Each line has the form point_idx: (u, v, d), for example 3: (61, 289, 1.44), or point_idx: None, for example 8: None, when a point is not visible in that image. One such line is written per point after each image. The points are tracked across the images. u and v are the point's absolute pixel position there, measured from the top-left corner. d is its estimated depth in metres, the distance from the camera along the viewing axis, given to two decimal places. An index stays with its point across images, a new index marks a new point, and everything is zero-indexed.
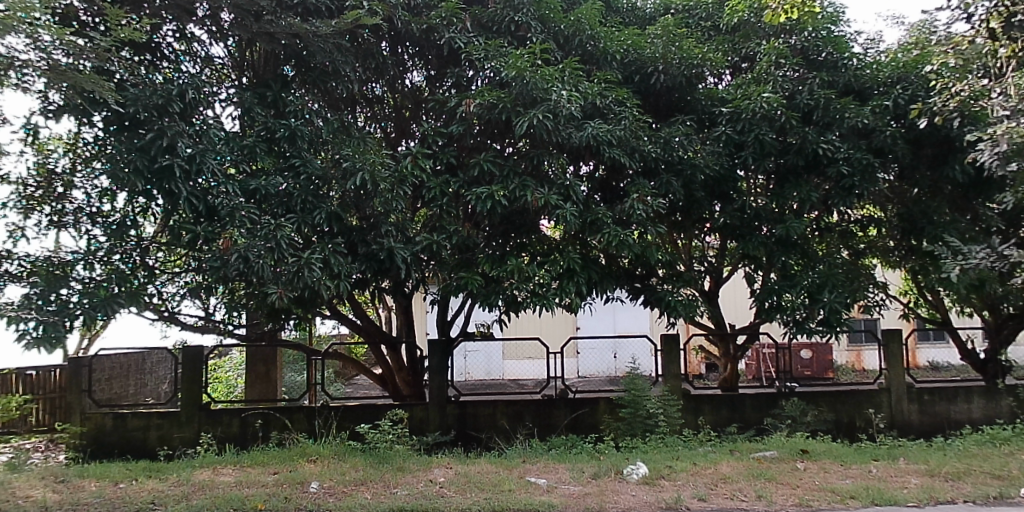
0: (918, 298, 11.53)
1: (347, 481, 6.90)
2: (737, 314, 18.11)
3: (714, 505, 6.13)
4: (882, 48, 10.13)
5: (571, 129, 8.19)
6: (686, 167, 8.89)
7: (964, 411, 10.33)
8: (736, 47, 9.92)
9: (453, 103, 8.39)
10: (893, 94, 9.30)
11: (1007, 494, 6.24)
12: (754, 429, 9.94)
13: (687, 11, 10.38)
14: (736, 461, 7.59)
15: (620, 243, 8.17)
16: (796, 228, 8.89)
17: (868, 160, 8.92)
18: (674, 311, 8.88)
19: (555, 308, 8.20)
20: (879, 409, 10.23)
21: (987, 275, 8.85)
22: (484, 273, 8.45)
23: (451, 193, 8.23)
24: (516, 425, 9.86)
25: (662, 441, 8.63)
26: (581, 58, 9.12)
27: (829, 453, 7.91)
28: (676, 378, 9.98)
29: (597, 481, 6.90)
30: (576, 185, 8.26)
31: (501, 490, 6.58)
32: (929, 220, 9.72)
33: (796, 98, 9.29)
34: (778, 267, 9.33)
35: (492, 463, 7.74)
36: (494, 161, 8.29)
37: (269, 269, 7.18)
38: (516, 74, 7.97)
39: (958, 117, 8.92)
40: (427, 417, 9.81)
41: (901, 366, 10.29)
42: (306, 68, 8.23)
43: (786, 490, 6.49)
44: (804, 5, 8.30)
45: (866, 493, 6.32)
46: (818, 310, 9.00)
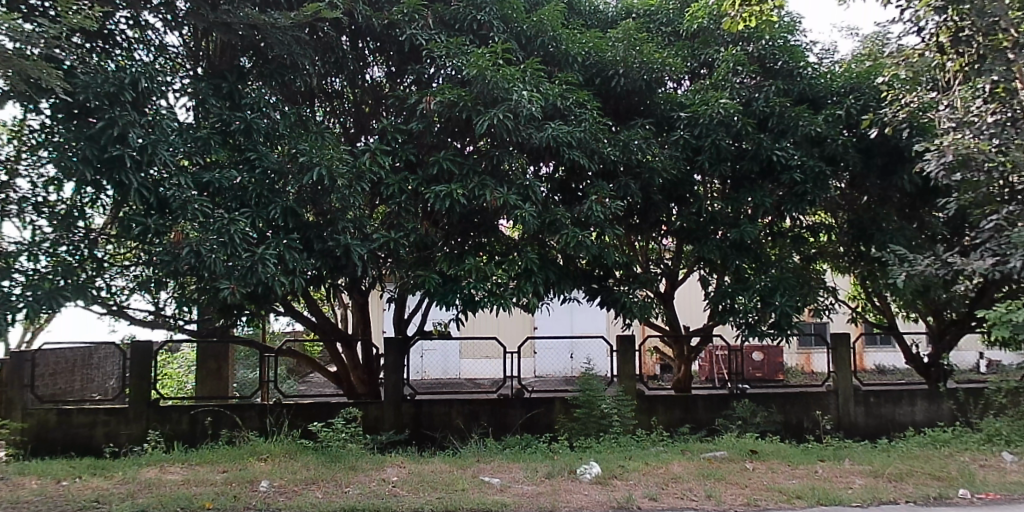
0: (867, 303, 11.84)
1: (298, 481, 6.81)
2: (692, 316, 18.44)
3: (665, 505, 6.20)
4: (837, 58, 10.38)
5: (531, 130, 8.22)
6: (644, 170, 8.98)
7: (909, 413, 10.64)
8: (695, 53, 10.05)
9: (414, 100, 8.32)
10: (846, 104, 9.52)
11: (946, 495, 6.45)
12: (705, 429, 10.09)
13: (649, 16, 10.51)
14: (687, 461, 7.70)
15: (578, 244, 8.21)
16: (749, 232, 9.04)
17: (820, 168, 9.13)
18: (630, 312, 9.01)
19: (512, 308, 8.21)
20: (827, 411, 10.49)
21: (931, 282, 9.13)
22: (441, 272, 8.44)
23: (410, 190, 8.17)
24: (471, 424, 9.85)
25: (616, 441, 8.71)
26: (543, 58, 9.15)
27: (777, 453, 8.08)
28: (631, 379, 10.09)
29: (550, 481, 6.93)
30: (535, 186, 8.27)
31: (454, 489, 6.57)
32: (878, 227, 10.03)
33: (752, 105, 9.47)
34: (732, 270, 9.50)
35: (446, 462, 7.72)
36: (454, 160, 8.25)
37: (222, 263, 7.09)
38: (477, 73, 7.98)
39: (907, 128, 9.18)
40: (381, 416, 9.75)
41: (848, 369, 10.56)
42: (265, 60, 8.13)
43: (734, 490, 6.61)
44: (761, 14, 8.50)
45: (811, 493, 6.48)
46: (770, 314, 9.18)
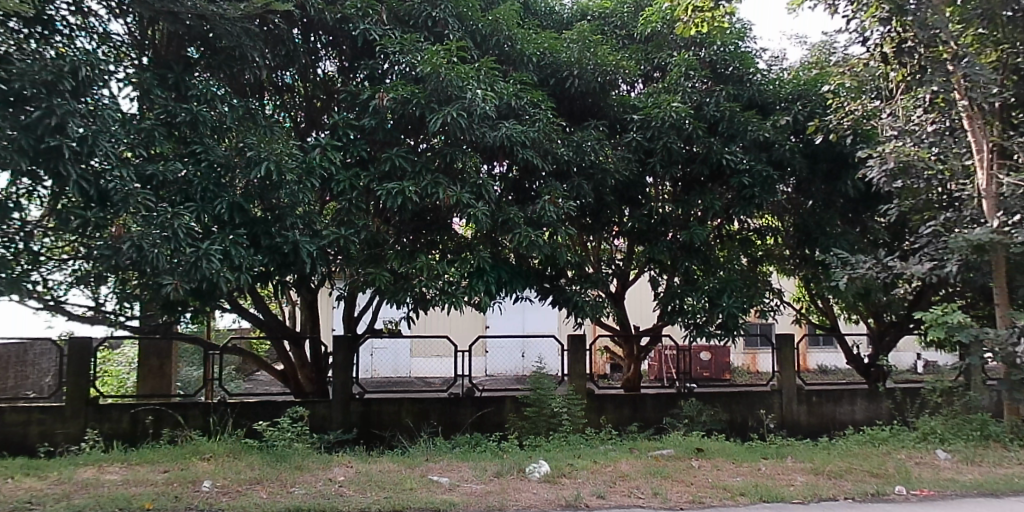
0: (810, 305, 12.14)
1: (242, 480, 6.68)
2: (641, 316, 18.73)
3: (612, 502, 6.25)
4: (785, 65, 10.61)
5: (485, 128, 8.21)
6: (597, 171, 9.04)
7: (849, 412, 10.94)
8: (649, 57, 10.17)
9: (366, 95, 8.24)
10: (793, 110, 9.75)
11: (882, 491, 6.66)
12: (653, 428, 10.22)
13: (604, 19, 10.60)
14: (635, 459, 7.79)
15: (531, 243, 8.24)
16: (699, 235, 9.20)
17: (767, 172, 9.32)
18: (581, 311, 9.12)
19: (464, 307, 8.19)
20: (770, 410, 10.73)
21: (872, 285, 9.40)
22: (392, 270, 8.36)
23: (361, 186, 8.05)
24: (420, 423, 9.79)
25: (565, 440, 8.75)
26: (498, 58, 9.15)
27: (723, 451, 8.22)
28: (581, 378, 10.18)
29: (499, 479, 6.93)
30: (489, 184, 8.27)
31: (402, 489, 6.52)
32: (822, 231, 10.27)
33: (703, 109, 9.61)
34: (681, 271, 9.65)
35: (394, 462, 7.66)
36: (407, 157, 8.19)
37: (164, 259, 6.90)
38: (431, 70, 7.97)
39: (852, 134, 9.44)
40: (329, 415, 9.63)
41: (792, 369, 10.80)
42: (213, 51, 7.96)
43: (679, 487, 6.71)
44: (712, 20, 8.64)
45: (754, 490, 6.61)
46: (717, 315, 9.33)
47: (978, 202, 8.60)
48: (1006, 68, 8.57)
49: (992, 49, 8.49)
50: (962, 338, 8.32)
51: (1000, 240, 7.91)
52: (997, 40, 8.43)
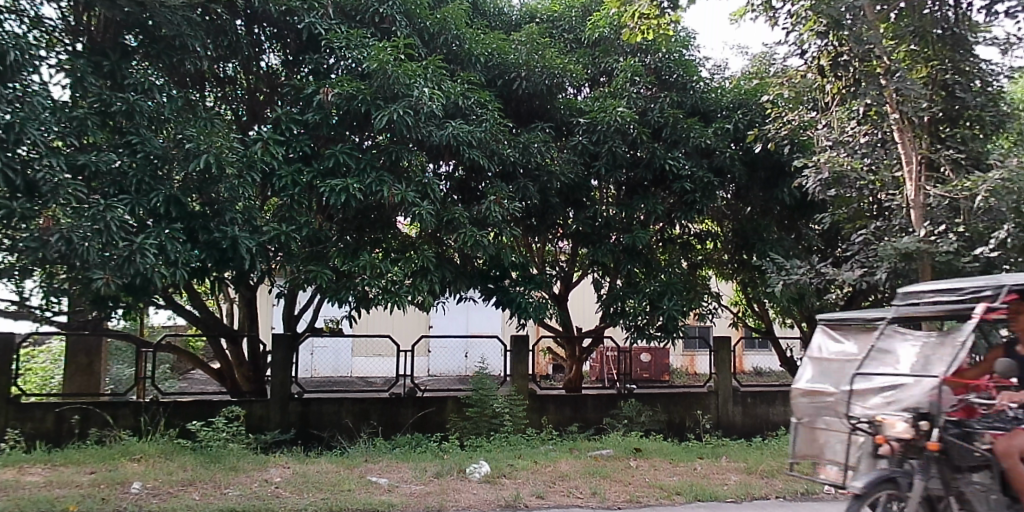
0: (746, 308, 12.52)
1: (174, 481, 6.51)
2: (584, 317, 18.97)
3: (551, 502, 6.30)
4: (727, 74, 10.85)
5: (431, 127, 8.21)
6: (542, 174, 9.10)
7: (781, 413, 11.30)
8: (595, 61, 10.31)
9: (310, 90, 8.13)
10: (733, 119, 10.02)
11: (812, 490, 6.88)
12: (593, 428, 10.36)
13: (552, 22, 10.69)
14: (575, 459, 7.87)
15: (475, 243, 8.26)
16: (641, 238, 9.39)
17: (708, 179, 9.56)
18: (525, 312, 9.15)
19: (407, 306, 8.14)
20: (707, 410, 10.98)
21: (805, 291, 9.71)
22: (334, 268, 8.24)
23: (304, 183, 7.94)
24: (361, 423, 9.70)
25: (505, 440, 8.79)
26: (445, 56, 9.15)
27: (660, 451, 8.38)
28: (524, 378, 10.24)
29: (438, 480, 6.91)
30: (435, 183, 8.25)
31: (340, 489, 6.45)
32: (759, 237, 10.59)
33: (648, 115, 9.76)
34: (624, 274, 9.79)
35: (332, 463, 7.56)
36: (351, 154, 8.09)
37: (96, 253, 6.65)
38: (377, 67, 7.91)
39: (789, 144, 9.77)
40: (267, 415, 9.43)
41: (728, 371, 11.09)
42: (151, 39, 7.64)
43: (617, 487, 6.81)
44: (658, 27, 8.79)
45: (690, 489, 6.76)
46: (658, 317, 9.52)
47: (906, 212, 8.89)
48: (936, 84, 8.90)
49: (922, 65, 8.85)
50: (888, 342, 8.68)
51: (926, 249, 8.27)
52: (928, 57, 8.78)
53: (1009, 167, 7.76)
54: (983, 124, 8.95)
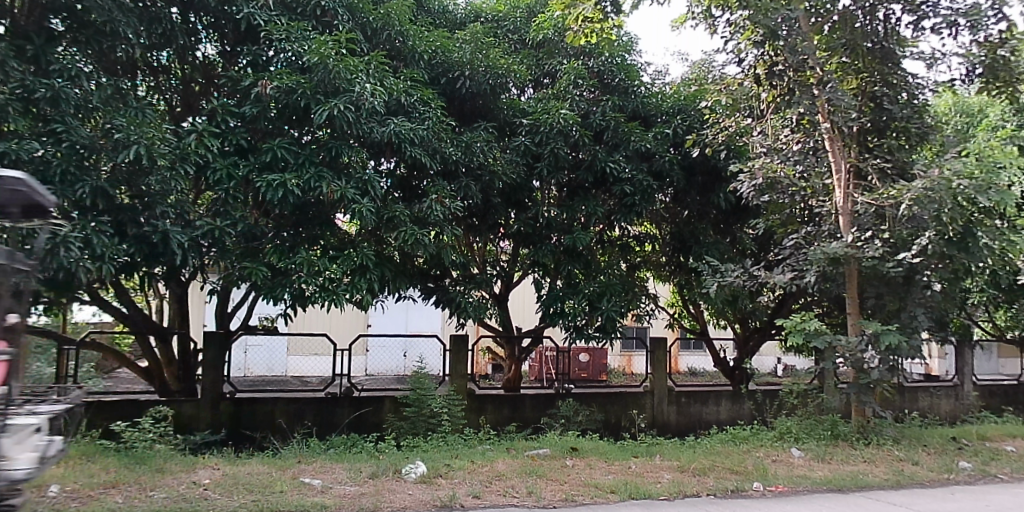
0: (683, 310, 12.70)
1: (96, 484, 6.26)
2: (525, 317, 19.12)
3: (487, 502, 6.30)
4: (667, 80, 11.05)
5: (373, 124, 8.11)
6: (484, 173, 9.09)
7: (714, 412, 11.53)
8: (540, 63, 10.40)
9: (247, 82, 7.94)
10: (673, 124, 10.22)
11: (741, 488, 7.07)
12: (531, 428, 10.44)
13: (496, 22, 10.70)
14: (511, 459, 7.90)
15: (416, 242, 8.17)
16: (581, 239, 9.50)
17: (648, 182, 9.72)
18: (464, 312, 9.13)
19: (345, 304, 8.03)
20: (643, 410, 11.16)
21: (738, 292, 9.97)
22: (270, 265, 8.06)
23: (240, 177, 7.76)
24: (294, 424, 9.53)
25: (443, 440, 8.76)
26: (388, 52, 9.07)
27: (596, 450, 8.49)
28: (462, 378, 10.21)
29: (374, 481, 6.84)
30: (375, 180, 8.16)
31: (272, 491, 6.31)
32: (696, 239, 10.85)
33: (590, 118, 9.89)
34: (563, 274, 9.88)
35: (265, 464, 7.39)
36: (289, 148, 7.93)
37: (14, 245, 6.35)
38: (318, 60, 7.77)
39: (725, 149, 10.02)
40: (197, 415, 9.16)
41: (664, 371, 11.27)
42: (80, 25, 7.31)
43: (553, 486, 6.85)
44: (601, 31, 8.88)
45: (624, 487, 6.86)
46: (597, 317, 9.64)
47: (835, 219, 9.26)
48: (865, 96, 9.25)
49: (853, 76, 9.21)
50: (817, 344, 8.98)
51: (852, 253, 8.62)
52: (857, 69, 9.16)
53: (931, 176, 7.94)
54: (908, 135, 9.34)
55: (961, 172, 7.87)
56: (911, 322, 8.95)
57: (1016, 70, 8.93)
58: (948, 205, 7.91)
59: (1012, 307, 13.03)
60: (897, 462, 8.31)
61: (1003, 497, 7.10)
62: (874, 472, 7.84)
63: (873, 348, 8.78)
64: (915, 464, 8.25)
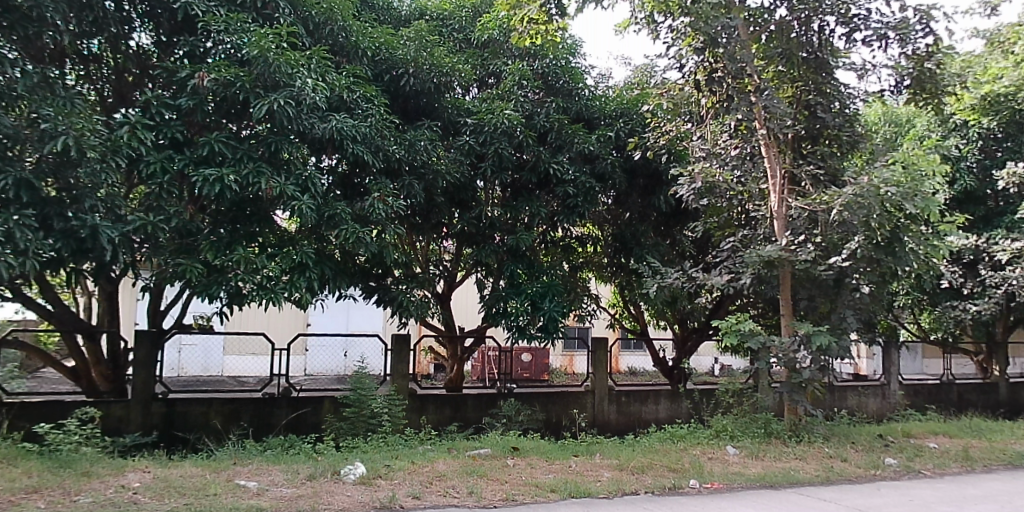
0: (623, 311, 12.88)
1: (15, 489, 5.98)
2: (467, 317, 19.15)
3: (428, 502, 6.27)
4: (611, 83, 11.19)
5: (314, 119, 8.01)
6: (428, 172, 9.04)
7: (653, 411, 11.68)
8: (485, 63, 10.42)
9: (183, 74, 7.70)
10: (615, 127, 10.36)
11: (679, 485, 7.21)
12: (472, 427, 10.43)
13: (442, 21, 10.66)
14: (452, 459, 7.88)
15: (357, 240, 8.09)
16: (524, 239, 9.57)
17: (590, 184, 9.82)
18: (406, 311, 9.05)
19: (283, 303, 7.86)
20: (583, 409, 11.24)
21: (677, 294, 10.18)
22: (205, 262, 7.86)
23: (174, 171, 7.56)
24: (230, 425, 9.29)
25: (383, 441, 8.68)
26: (331, 48, 8.92)
27: (537, 450, 8.54)
28: (404, 378, 10.16)
29: (312, 483, 6.73)
30: (316, 177, 8.04)
31: (205, 494, 6.15)
32: (637, 242, 10.94)
33: (534, 119, 9.95)
34: (506, 275, 9.93)
35: (198, 466, 7.19)
36: (227, 142, 7.73)
37: None
38: (258, 53, 7.61)
39: (666, 153, 10.20)
40: (127, 416, 8.88)
41: (605, 371, 11.39)
42: (3, 9, 6.85)
43: (494, 486, 6.86)
44: (545, 33, 8.92)
45: (565, 486, 6.92)
46: (539, 317, 9.69)
47: (770, 223, 9.58)
48: (800, 103, 9.54)
49: (788, 85, 9.51)
50: (751, 344, 9.24)
51: (786, 256, 8.89)
52: (793, 78, 9.44)
53: (861, 183, 8.25)
54: (840, 143, 9.67)
55: (890, 180, 8.17)
56: (841, 324, 9.14)
57: (940, 82, 9.35)
58: (876, 211, 8.23)
59: (935, 310, 13.68)
60: (826, 458, 8.61)
61: (925, 492, 7.43)
62: (804, 469, 8.10)
63: (805, 348, 9.02)
64: (844, 460, 8.56)
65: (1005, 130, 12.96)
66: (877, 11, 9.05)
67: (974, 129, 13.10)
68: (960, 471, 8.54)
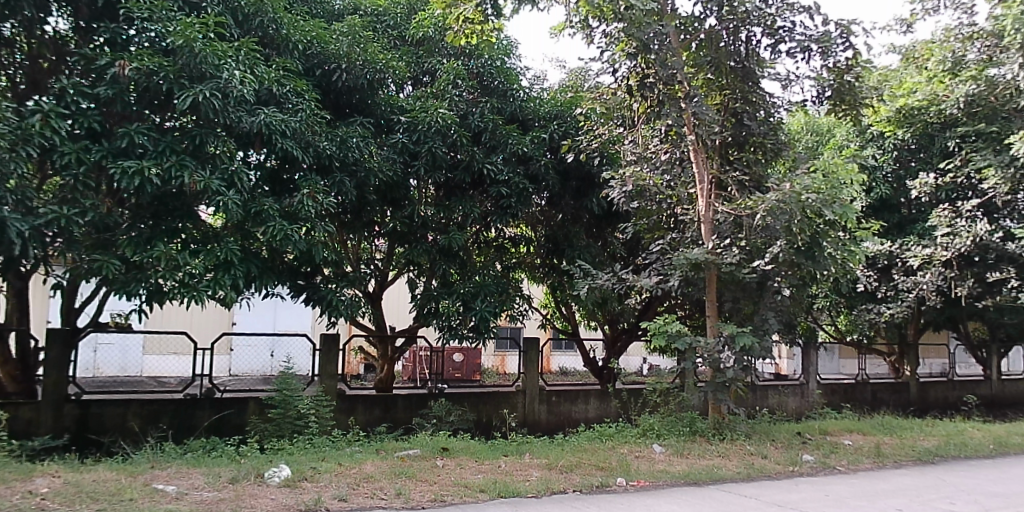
0: (555, 311, 13.01)
1: None
2: (399, 317, 19.03)
3: (354, 504, 6.18)
4: (545, 86, 11.29)
5: (241, 113, 7.81)
6: (359, 169, 8.91)
7: (583, 410, 11.81)
8: (419, 61, 10.38)
9: (102, 62, 7.37)
10: (550, 129, 10.44)
11: (606, 483, 7.33)
12: (402, 428, 10.34)
13: (375, 16, 10.53)
14: (380, 460, 7.79)
15: (285, 238, 7.91)
16: (457, 239, 9.54)
17: (524, 185, 9.88)
18: (336, 310, 8.91)
19: (206, 302, 7.62)
20: (514, 409, 11.29)
21: (608, 295, 10.33)
22: (124, 257, 7.55)
23: (91, 162, 7.22)
24: (148, 427, 8.95)
25: (309, 442, 8.51)
26: (260, 40, 8.70)
27: (467, 450, 8.53)
28: (332, 378, 9.98)
29: (234, 486, 6.55)
30: (243, 172, 7.82)
31: (120, 499, 5.90)
32: (569, 243, 11.08)
33: (468, 118, 9.96)
34: (439, 274, 9.90)
35: (112, 471, 6.89)
36: (148, 134, 7.44)
37: None
38: (183, 43, 7.35)
39: (598, 156, 10.36)
40: (36, 419, 8.45)
41: (536, 371, 11.46)
42: None
43: (423, 487, 6.82)
44: (481, 33, 8.92)
45: (493, 486, 6.93)
46: (471, 318, 9.69)
47: (697, 226, 9.85)
48: (727, 111, 9.82)
49: (716, 92, 9.79)
50: (678, 344, 9.46)
51: (712, 259, 9.14)
52: (721, 86, 9.72)
53: (784, 189, 8.54)
54: (764, 150, 9.95)
55: (810, 187, 8.48)
56: (763, 324, 9.44)
57: (857, 94, 9.78)
58: (797, 216, 8.55)
59: (851, 312, 14.35)
60: (748, 456, 8.88)
61: (840, 487, 7.75)
62: (727, 466, 8.34)
63: (729, 348, 9.27)
64: (764, 457, 8.86)
65: (918, 142, 13.64)
66: (800, 25, 9.39)
67: (889, 140, 13.75)
68: (872, 467, 8.94)
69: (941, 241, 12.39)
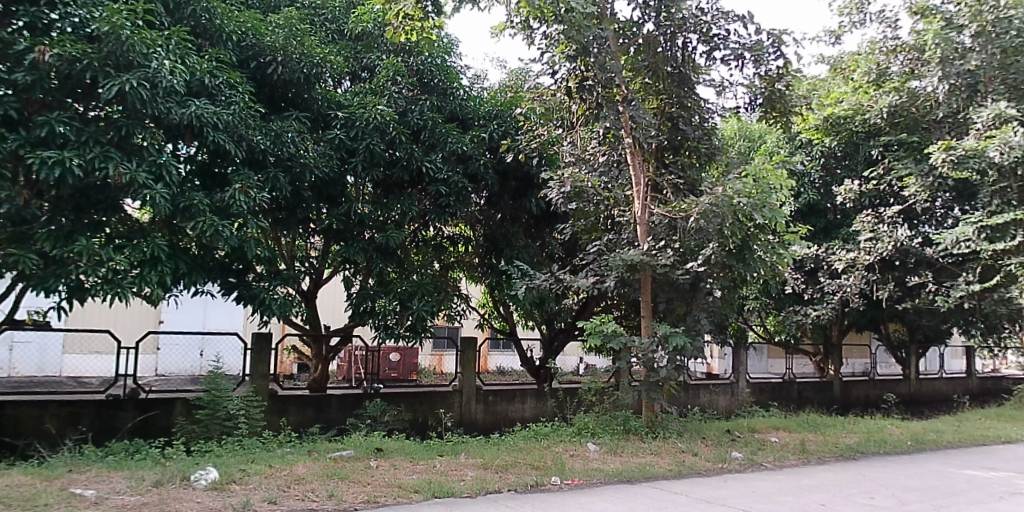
0: (493, 311, 13.01)
1: None
2: (334, 316, 18.71)
3: (283, 507, 6.06)
4: (485, 85, 11.29)
5: (170, 104, 7.56)
6: (295, 165, 8.74)
7: (519, 410, 11.85)
8: (357, 56, 10.26)
9: (20, 46, 6.94)
10: (489, 128, 10.46)
11: (540, 482, 7.37)
12: (335, 428, 10.18)
13: (313, 9, 10.32)
14: (312, 461, 7.66)
15: (216, 234, 7.71)
16: (394, 237, 9.45)
17: (463, 184, 9.88)
18: (268, 309, 8.70)
19: (131, 298, 7.36)
20: (450, 409, 11.24)
21: (545, 295, 10.40)
22: (42, 252, 7.20)
23: (7, 150, 6.81)
24: (67, 429, 8.56)
25: (239, 444, 8.30)
26: (192, 29, 8.47)
27: (401, 450, 8.46)
28: (264, 378, 9.75)
29: (157, 490, 6.33)
30: (171, 165, 7.57)
31: (34, 505, 5.62)
32: (507, 242, 11.13)
33: (407, 116, 9.89)
34: (375, 272, 9.81)
35: (26, 475, 6.56)
36: (70, 123, 7.11)
37: None
38: (110, 31, 7.07)
39: (537, 157, 10.43)
40: None
41: (473, 371, 11.45)
42: None
43: (355, 488, 6.73)
44: (421, 30, 8.85)
45: (427, 486, 6.90)
46: (407, 317, 9.66)
47: (633, 228, 10.01)
48: (663, 115, 9.99)
49: (653, 96, 9.96)
50: (613, 344, 9.60)
51: (647, 260, 9.32)
52: (658, 90, 9.90)
53: (716, 193, 8.76)
54: (698, 154, 10.16)
55: (742, 191, 8.72)
56: (695, 325, 9.69)
57: (787, 102, 10.08)
58: (728, 220, 8.78)
59: (780, 313, 14.84)
60: (678, 453, 9.07)
61: (766, 483, 7.99)
62: (659, 463, 8.50)
63: (662, 348, 9.44)
64: (694, 454, 9.06)
65: (844, 150, 14.18)
66: (735, 33, 9.64)
67: (818, 147, 14.25)
68: (797, 463, 9.26)
69: (864, 246, 12.86)
